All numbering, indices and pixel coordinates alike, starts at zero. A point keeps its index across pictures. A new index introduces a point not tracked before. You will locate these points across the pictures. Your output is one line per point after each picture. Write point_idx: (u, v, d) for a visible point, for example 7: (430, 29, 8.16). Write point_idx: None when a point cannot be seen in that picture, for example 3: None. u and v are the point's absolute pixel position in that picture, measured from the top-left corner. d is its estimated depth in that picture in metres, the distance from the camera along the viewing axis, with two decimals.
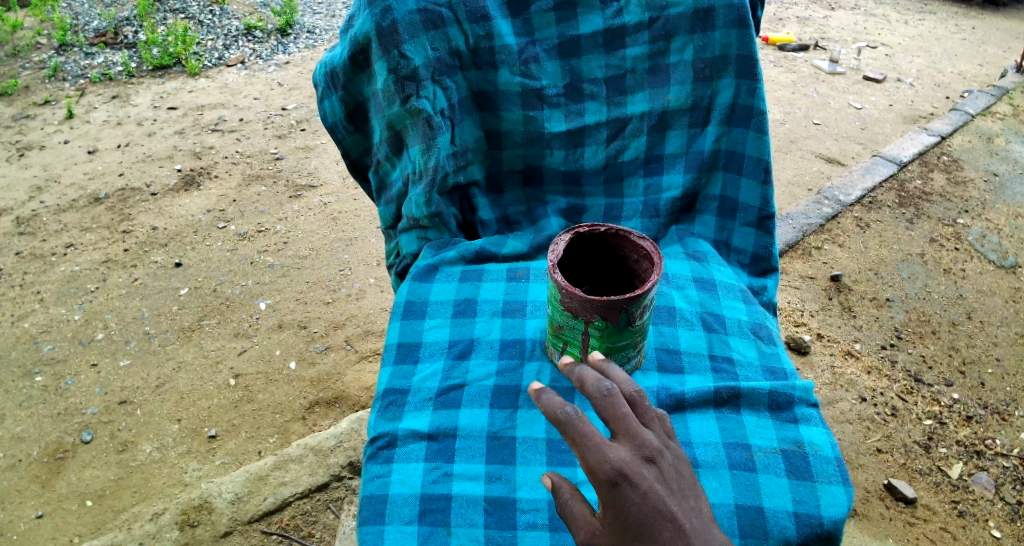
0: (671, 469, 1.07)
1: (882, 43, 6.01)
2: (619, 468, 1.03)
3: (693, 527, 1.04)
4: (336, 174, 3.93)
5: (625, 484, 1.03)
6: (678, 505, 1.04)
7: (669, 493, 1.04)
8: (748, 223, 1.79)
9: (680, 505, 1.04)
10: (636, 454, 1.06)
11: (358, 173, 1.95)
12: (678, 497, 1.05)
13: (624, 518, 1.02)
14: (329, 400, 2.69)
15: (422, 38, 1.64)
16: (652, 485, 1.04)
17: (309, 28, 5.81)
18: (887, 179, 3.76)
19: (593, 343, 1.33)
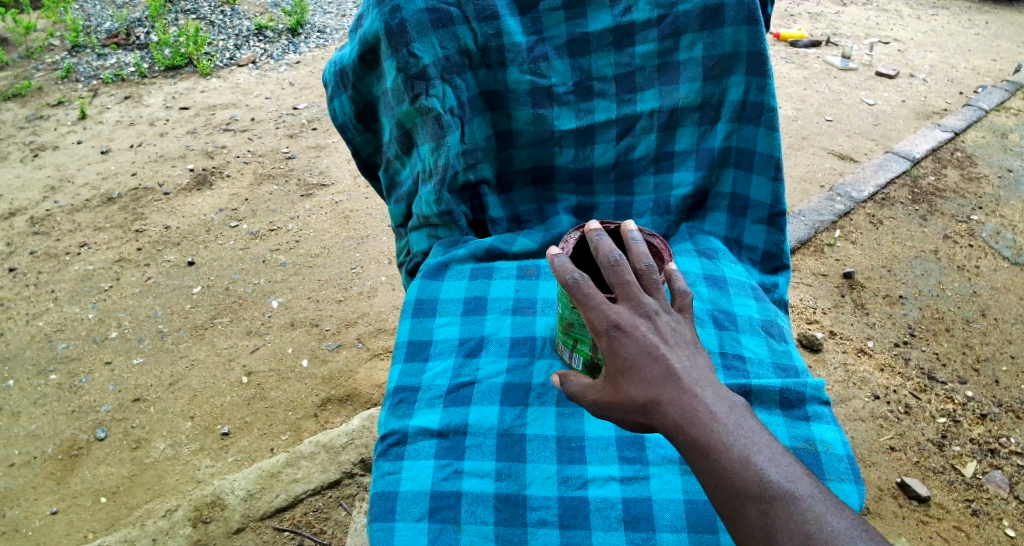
0: (668, 328, 1.17)
1: (894, 38, 5.97)
2: (613, 322, 1.15)
3: (683, 372, 1.13)
4: (347, 173, 3.94)
5: (618, 335, 1.15)
6: (671, 354, 1.14)
7: (662, 344, 1.15)
8: (759, 220, 1.78)
9: (672, 354, 1.15)
10: (633, 311, 1.17)
11: (368, 171, 1.96)
12: (673, 347, 1.15)
13: (616, 363, 1.14)
14: (341, 398, 2.70)
15: (432, 37, 1.64)
16: (644, 336, 1.15)
17: (320, 28, 5.83)
18: (900, 176, 3.74)
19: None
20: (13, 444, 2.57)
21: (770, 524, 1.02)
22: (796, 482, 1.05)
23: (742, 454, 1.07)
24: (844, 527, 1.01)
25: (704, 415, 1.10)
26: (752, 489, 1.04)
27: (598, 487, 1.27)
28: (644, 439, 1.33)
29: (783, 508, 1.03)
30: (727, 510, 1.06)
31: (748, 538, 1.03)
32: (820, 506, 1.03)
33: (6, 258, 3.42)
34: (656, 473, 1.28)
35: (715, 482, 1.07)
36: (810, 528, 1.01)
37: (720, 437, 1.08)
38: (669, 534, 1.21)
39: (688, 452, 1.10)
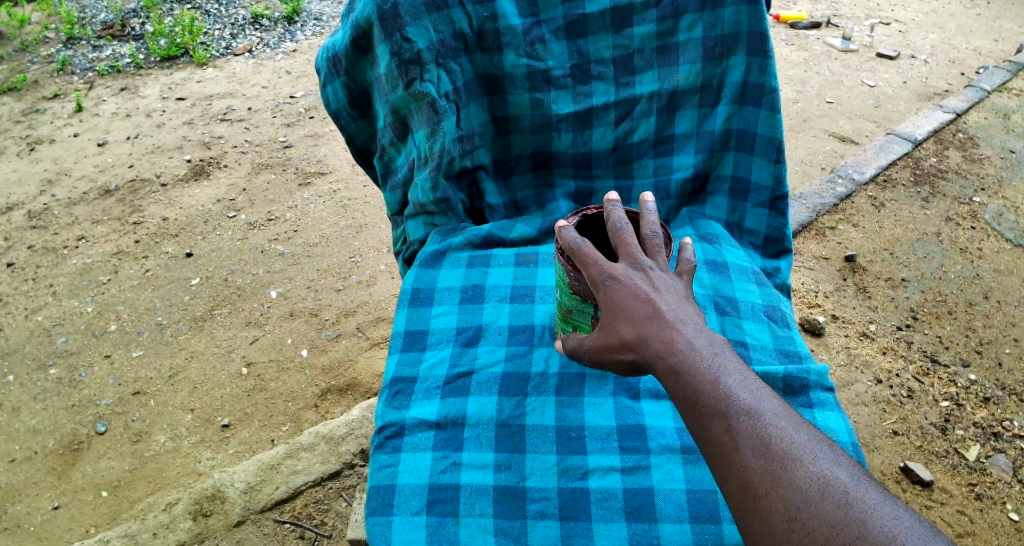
0: (662, 279, 1.17)
1: (895, 19, 5.91)
2: (609, 275, 1.16)
3: (667, 309, 1.12)
4: (345, 162, 3.91)
5: (611, 286, 1.15)
6: (659, 297, 1.14)
7: (652, 291, 1.14)
8: (760, 204, 1.75)
9: (659, 296, 1.14)
10: (629, 267, 1.18)
11: (363, 159, 1.93)
12: (663, 292, 1.14)
13: (607, 309, 1.14)
14: (342, 388, 2.69)
15: (425, 21, 1.60)
16: (635, 285, 1.15)
17: (316, 15, 5.78)
18: (901, 157, 3.70)
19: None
20: (15, 439, 2.56)
21: (734, 439, 1.00)
22: (764, 401, 1.03)
23: (713, 376, 1.05)
24: (807, 441, 0.98)
25: (681, 343, 1.09)
26: (719, 406, 1.02)
27: (599, 478, 1.26)
28: (645, 429, 1.31)
29: (748, 422, 1.00)
30: (696, 430, 1.04)
31: (712, 454, 1.01)
32: (785, 420, 1.00)
33: (4, 252, 3.40)
34: (656, 463, 1.27)
35: (686, 404, 1.05)
36: (772, 440, 0.98)
37: (694, 360, 1.07)
38: (671, 525, 1.20)
39: (664, 378, 1.09)
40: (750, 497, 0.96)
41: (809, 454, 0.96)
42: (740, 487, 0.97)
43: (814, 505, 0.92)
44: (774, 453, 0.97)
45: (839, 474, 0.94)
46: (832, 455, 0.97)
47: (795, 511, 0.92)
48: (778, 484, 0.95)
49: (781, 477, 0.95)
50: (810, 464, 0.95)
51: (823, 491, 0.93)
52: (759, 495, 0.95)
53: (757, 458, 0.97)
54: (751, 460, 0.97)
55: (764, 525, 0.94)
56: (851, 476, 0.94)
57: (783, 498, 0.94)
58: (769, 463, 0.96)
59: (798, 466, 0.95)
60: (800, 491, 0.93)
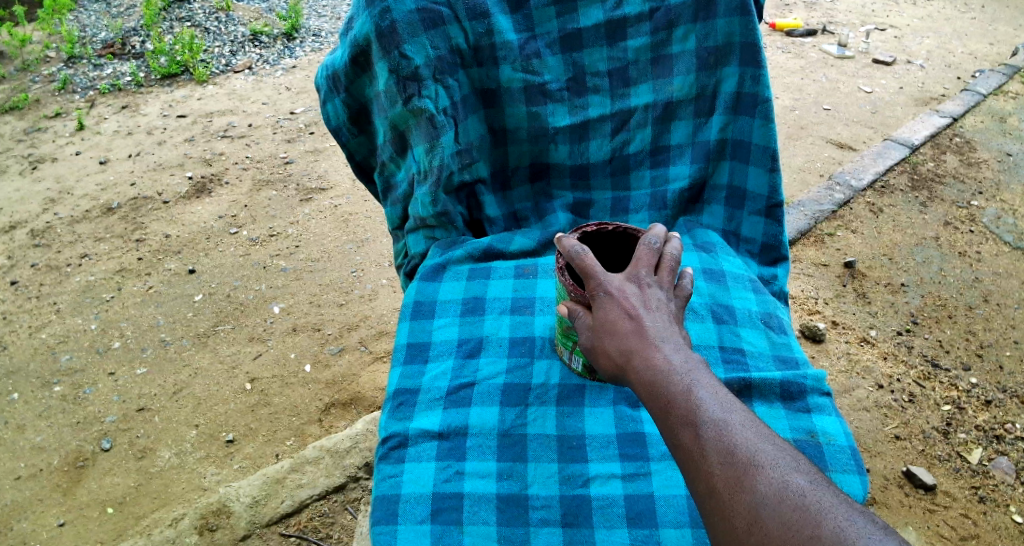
0: (656, 296, 1.22)
1: (890, 25, 5.95)
2: (603, 288, 1.22)
3: (651, 323, 1.17)
4: (345, 177, 3.94)
5: (604, 299, 1.21)
6: (646, 313, 1.18)
7: (642, 307, 1.19)
8: (756, 212, 1.77)
9: (646, 312, 1.19)
10: (626, 281, 1.24)
11: (363, 174, 1.95)
12: (652, 309, 1.19)
13: (597, 321, 1.20)
14: (345, 402, 2.70)
15: (423, 38, 1.61)
16: (626, 300, 1.20)
17: (315, 31, 5.84)
18: (899, 163, 3.72)
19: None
20: (19, 457, 2.57)
21: (701, 446, 1.04)
22: (732, 412, 1.07)
23: (686, 387, 1.09)
24: (770, 448, 1.02)
25: (657, 356, 1.13)
26: (688, 416, 1.06)
27: (600, 485, 1.27)
28: (645, 436, 1.32)
29: (715, 431, 1.04)
30: (668, 438, 1.08)
31: (682, 461, 1.05)
32: (750, 430, 1.04)
33: (7, 271, 3.43)
34: (657, 470, 1.28)
35: (659, 413, 1.10)
36: (736, 447, 1.02)
37: (667, 371, 1.11)
38: (672, 530, 1.21)
39: (640, 390, 1.13)
40: (714, 500, 1.00)
41: (772, 461, 1.01)
42: (707, 493, 1.01)
43: (773, 508, 0.96)
44: (737, 459, 1.01)
45: (799, 479, 0.98)
46: (794, 462, 1.01)
47: (755, 513, 0.97)
48: (740, 489, 0.99)
49: (744, 482, 0.99)
50: (772, 470, 1.00)
51: (784, 496, 0.97)
52: (723, 500, 0.99)
53: (721, 464, 1.01)
54: (717, 466, 1.01)
55: (726, 529, 0.98)
56: (811, 482, 0.98)
57: (745, 502, 0.98)
58: (733, 469, 1.00)
59: (761, 472, 0.99)
60: (762, 496, 0.97)
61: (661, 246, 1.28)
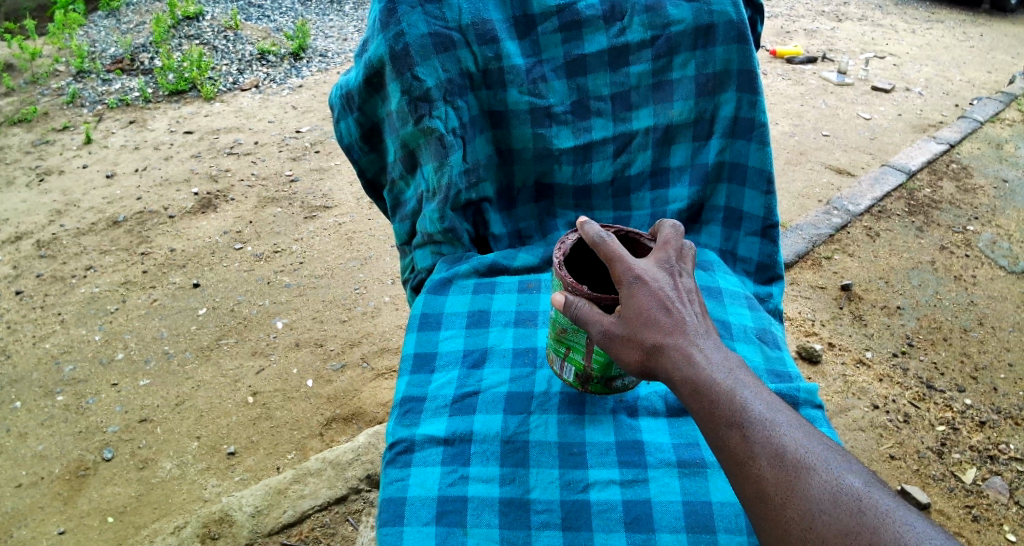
0: (684, 286, 1.25)
1: (889, 53, 6.06)
2: (637, 273, 1.22)
3: (688, 319, 1.20)
4: (350, 196, 4.01)
5: (637, 285, 1.21)
6: (681, 306, 1.21)
7: (676, 298, 1.22)
8: (752, 232, 1.82)
9: (681, 306, 1.21)
10: (656, 268, 1.25)
11: (373, 191, 1.99)
12: (684, 302, 1.22)
13: (631, 307, 1.20)
14: (346, 417, 2.73)
15: (434, 61, 1.65)
16: (661, 288, 1.21)
17: (322, 52, 5.95)
18: (896, 188, 3.78)
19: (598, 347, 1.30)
20: (21, 464, 2.60)
21: (749, 448, 1.10)
22: (778, 413, 1.13)
23: (730, 389, 1.14)
24: (819, 449, 1.09)
25: (699, 356, 1.17)
26: (736, 418, 1.12)
27: (599, 490, 1.30)
28: (643, 444, 1.36)
29: (763, 433, 1.10)
30: (713, 439, 1.14)
31: (730, 463, 1.12)
32: (797, 431, 1.11)
33: (12, 280, 3.48)
34: (654, 476, 1.32)
35: (704, 415, 1.15)
36: (786, 450, 1.09)
37: (711, 373, 1.16)
38: (668, 535, 1.25)
39: (682, 390, 1.17)
40: (766, 503, 1.07)
41: (821, 461, 1.08)
42: (758, 495, 1.08)
43: (827, 510, 1.04)
44: (789, 464, 1.07)
45: (850, 479, 1.06)
46: (841, 461, 1.08)
47: (808, 516, 1.04)
48: (793, 491, 1.06)
49: (795, 485, 1.06)
50: (822, 471, 1.07)
51: (837, 498, 1.04)
52: (775, 504, 1.06)
53: (772, 466, 1.08)
54: (767, 470, 1.08)
55: (781, 531, 1.05)
56: (861, 482, 1.06)
57: (798, 505, 1.05)
58: (784, 474, 1.07)
59: (812, 475, 1.06)
60: (817, 498, 1.04)
61: (679, 237, 1.32)
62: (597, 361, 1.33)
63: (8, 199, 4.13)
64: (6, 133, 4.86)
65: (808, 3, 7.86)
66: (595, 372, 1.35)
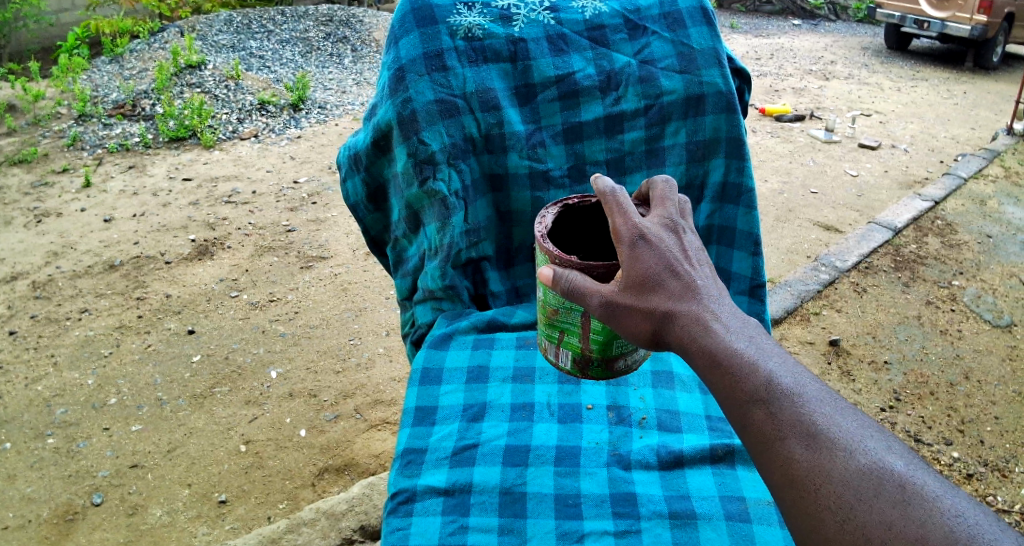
0: (692, 243, 1.12)
1: (875, 111, 6.27)
2: (641, 229, 1.09)
3: (701, 283, 1.08)
4: (347, 247, 4.08)
5: (640, 241, 1.08)
6: (688, 266, 1.08)
7: (684, 256, 1.09)
8: (741, 291, 1.90)
9: (692, 267, 1.09)
10: (660, 224, 1.13)
11: (377, 249, 2.01)
12: (693, 262, 1.09)
13: (633, 267, 1.07)
14: (339, 467, 2.72)
15: (439, 126, 1.70)
16: (666, 245, 1.09)
17: (321, 103, 6.10)
18: (882, 245, 3.88)
19: (595, 326, 1.28)
20: (8, 507, 2.56)
21: (777, 425, 0.94)
22: (806, 385, 0.96)
23: (752, 359, 1.00)
24: (859, 429, 0.91)
25: (715, 324, 1.04)
26: (759, 391, 0.97)
27: (594, 540, 1.26)
28: (636, 495, 1.33)
29: (791, 407, 0.94)
30: (738, 420, 0.99)
31: (755, 443, 0.96)
32: (833, 409, 0.94)
33: (7, 320, 3.51)
34: (647, 527, 1.28)
35: (725, 392, 1.00)
36: (819, 428, 0.92)
37: (731, 343, 1.01)
38: None
39: (698, 362, 1.03)
40: (796, 489, 0.90)
41: (860, 441, 0.89)
42: (785, 480, 0.91)
43: (866, 497, 0.85)
44: (820, 443, 0.90)
45: (894, 460, 0.87)
46: (886, 442, 0.90)
47: (843, 504, 0.86)
48: (826, 475, 0.88)
49: (829, 468, 0.88)
50: (862, 452, 0.88)
51: (878, 482, 0.85)
52: (807, 491, 0.89)
53: (802, 446, 0.91)
54: (797, 450, 0.91)
55: (815, 524, 0.87)
56: (910, 464, 0.87)
57: (831, 491, 0.87)
58: (817, 455, 0.89)
59: (848, 456, 0.88)
60: (855, 484, 0.86)
61: (676, 193, 1.23)
62: (596, 341, 1.31)
63: (5, 239, 4.19)
64: (5, 174, 4.97)
65: (795, 62, 8.14)
66: (594, 354, 1.33)
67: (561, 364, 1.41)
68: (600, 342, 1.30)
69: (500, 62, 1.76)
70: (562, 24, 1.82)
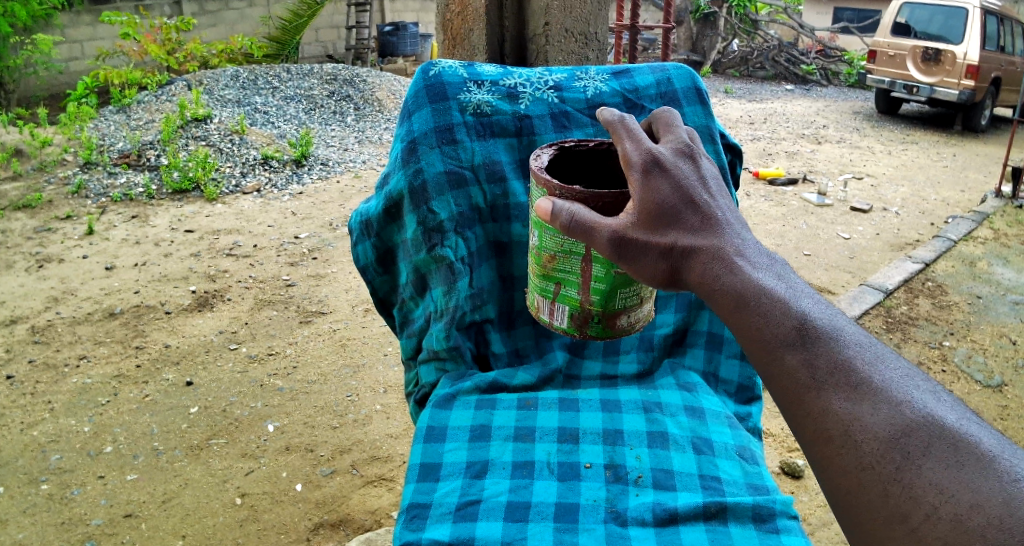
0: (709, 175, 1.10)
1: (867, 174, 6.45)
2: (654, 157, 1.07)
3: (724, 220, 1.04)
4: (346, 302, 4.16)
5: (657, 173, 1.05)
6: (709, 201, 1.05)
7: (703, 189, 1.06)
8: (733, 355, 1.87)
9: (713, 203, 1.05)
10: (675, 155, 1.11)
11: (384, 309, 2.07)
12: (713, 198, 1.06)
13: (651, 200, 1.03)
14: (334, 522, 2.66)
15: (448, 196, 1.80)
16: (685, 178, 1.05)
17: (323, 160, 6.27)
18: (873, 307, 3.98)
19: (597, 273, 1.34)
20: None
21: (813, 374, 0.87)
22: (845, 330, 0.90)
23: (783, 302, 0.93)
24: (904, 380, 0.85)
25: (741, 262, 0.98)
26: (794, 336, 0.90)
27: None
28: None
29: (829, 355, 0.88)
30: (767, 367, 0.92)
31: (786, 393, 0.89)
32: (875, 357, 0.87)
33: (4, 365, 3.54)
34: None
35: (753, 337, 0.94)
36: (860, 378, 0.85)
37: (761, 285, 0.95)
38: None
39: (721, 303, 0.97)
40: (832, 444, 0.84)
41: (905, 392, 0.83)
42: (822, 434, 0.85)
43: (912, 454, 0.79)
44: (862, 393, 0.84)
45: (943, 414, 0.81)
46: (932, 394, 0.83)
47: (887, 463, 0.80)
48: (869, 429, 0.81)
49: (871, 421, 0.82)
50: (908, 404, 0.82)
51: (926, 438, 0.79)
52: (845, 445, 0.82)
53: (841, 397, 0.85)
54: (836, 400, 0.85)
55: (855, 481, 0.81)
56: (960, 419, 0.80)
57: (874, 447, 0.81)
58: (859, 406, 0.83)
59: (893, 410, 0.82)
60: (901, 441, 0.80)
61: (683, 128, 1.23)
62: (596, 291, 1.36)
63: (6, 283, 4.27)
64: (9, 219, 5.08)
65: (787, 126, 8.40)
66: (594, 307, 1.39)
67: (556, 322, 1.46)
68: (601, 292, 1.36)
69: (507, 137, 1.87)
70: (565, 103, 1.91)
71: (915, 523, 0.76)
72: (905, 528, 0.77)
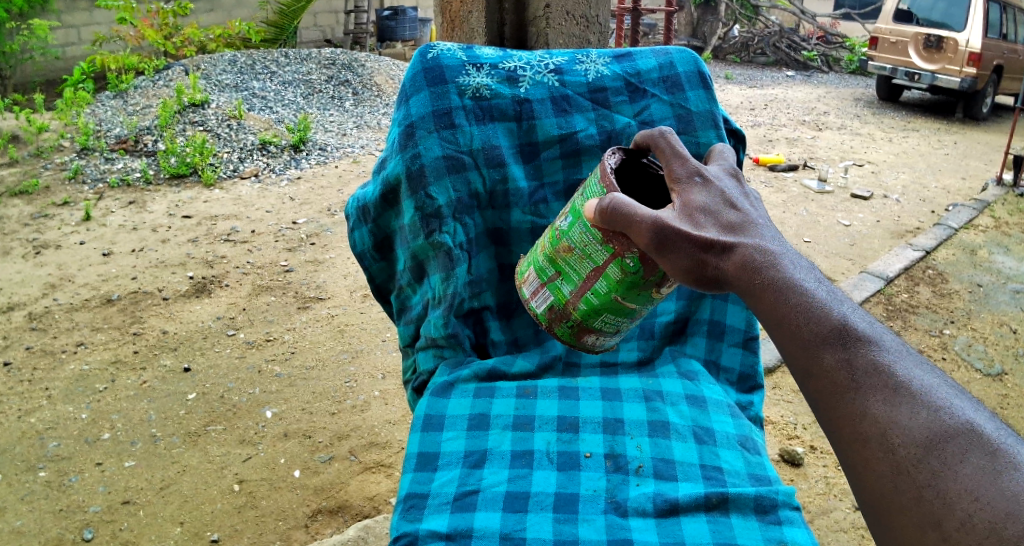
0: (749, 193, 1.12)
1: (867, 161, 6.42)
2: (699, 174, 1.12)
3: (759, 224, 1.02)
4: (344, 288, 4.14)
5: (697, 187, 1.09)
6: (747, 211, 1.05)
7: (741, 201, 1.07)
8: (734, 343, 1.87)
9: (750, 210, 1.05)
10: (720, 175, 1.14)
11: (381, 297, 2.05)
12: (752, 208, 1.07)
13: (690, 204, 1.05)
14: (332, 509, 2.65)
15: (446, 181, 1.77)
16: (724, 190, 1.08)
17: (321, 145, 6.23)
18: (874, 294, 3.97)
19: (597, 288, 1.32)
20: None
21: (850, 374, 0.84)
22: (884, 335, 0.87)
23: (820, 302, 0.90)
24: (944, 387, 0.81)
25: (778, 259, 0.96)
26: (832, 334, 0.87)
27: None
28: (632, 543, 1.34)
29: (868, 355, 0.84)
30: (801, 363, 0.89)
31: (821, 391, 0.86)
32: (914, 362, 0.84)
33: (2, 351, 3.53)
34: None
35: (788, 333, 0.90)
36: (900, 380, 0.82)
37: (799, 283, 0.93)
38: None
39: (756, 295, 0.94)
40: (866, 445, 0.80)
41: (945, 399, 0.79)
42: (856, 435, 0.81)
43: (949, 460, 0.75)
44: (900, 396, 0.80)
45: (982, 423, 0.77)
46: (972, 404, 0.80)
47: (922, 466, 0.76)
48: (906, 433, 0.78)
49: (908, 424, 0.79)
50: (947, 410, 0.78)
51: (965, 445, 0.75)
52: (881, 446, 0.79)
53: (878, 398, 0.81)
54: (874, 402, 0.81)
55: (888, 483, 0.78)
56: (999, 431, 0.77)
57: (910, 452, 0.78)
58: (896, 411, 0.80)
59: (932, 413, 0.78)
60: (938, 446, 0.76)
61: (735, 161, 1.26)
62: (586, 301, 1.34)
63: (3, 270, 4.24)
64: (7, 205, 5.05)
65: (787, 113, 8.34)
66: (575, 314, 1.37)
67: (534, 302, 1.45)
68: (591, 305, 1.34)
69: (506, 122, 1.84)
70: (565, 86, 1.88)
71: (948, 529, 0.73)
72: (938, 535, 0.74)
